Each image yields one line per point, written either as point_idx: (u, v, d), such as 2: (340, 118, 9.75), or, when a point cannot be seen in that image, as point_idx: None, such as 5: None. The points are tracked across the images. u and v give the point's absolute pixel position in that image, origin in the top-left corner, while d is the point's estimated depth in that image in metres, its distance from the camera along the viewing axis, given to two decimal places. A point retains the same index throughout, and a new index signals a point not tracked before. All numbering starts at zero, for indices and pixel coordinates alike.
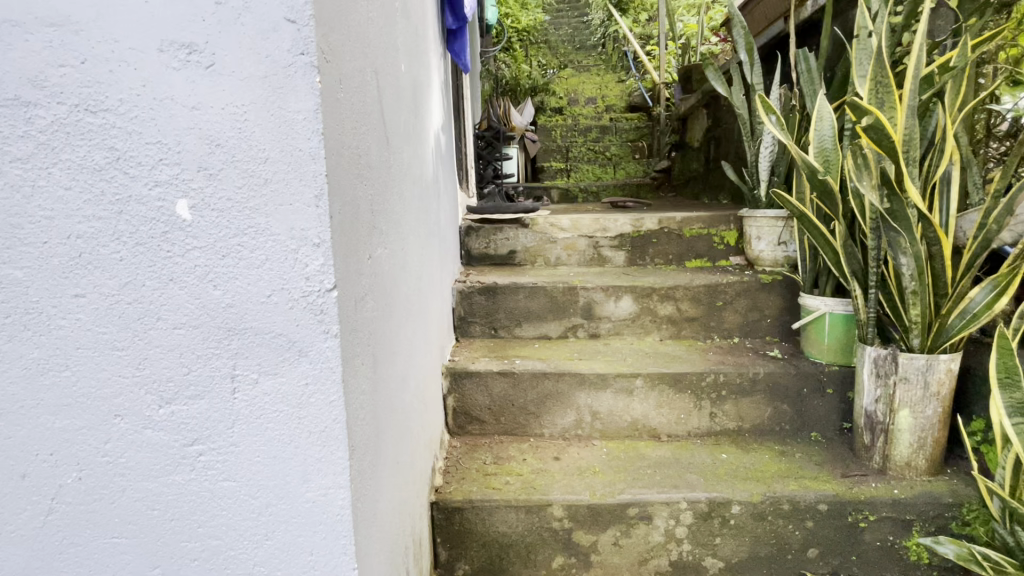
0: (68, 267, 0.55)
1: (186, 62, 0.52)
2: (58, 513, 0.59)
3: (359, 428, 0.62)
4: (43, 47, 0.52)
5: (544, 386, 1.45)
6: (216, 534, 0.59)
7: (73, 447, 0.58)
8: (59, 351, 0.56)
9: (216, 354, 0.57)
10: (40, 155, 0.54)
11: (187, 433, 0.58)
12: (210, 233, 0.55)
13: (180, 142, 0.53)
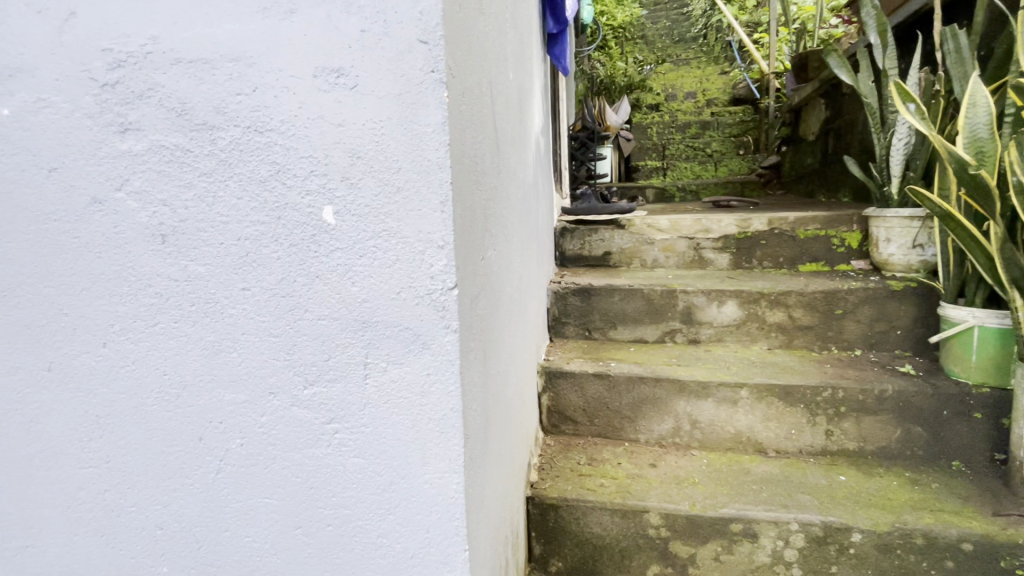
0: (238, 264, 0.65)
1: (334, 84, 0.59)
2: (225, 471, 0.70)
3: (471, 419, 0.66)
4: (224, 79, 0.62)
5: (641, 390, 1.42)
6: (346, 504, 0.66)
7: (237, 417, 0.68)
8: (229, 335, 0.66)
9: (352, 343, 0.63)
10: (220, 170, 0.64)
11: (326, 412, 0.65)
12: (350, 236, 0.61)
13: (327, 155, 0.61)
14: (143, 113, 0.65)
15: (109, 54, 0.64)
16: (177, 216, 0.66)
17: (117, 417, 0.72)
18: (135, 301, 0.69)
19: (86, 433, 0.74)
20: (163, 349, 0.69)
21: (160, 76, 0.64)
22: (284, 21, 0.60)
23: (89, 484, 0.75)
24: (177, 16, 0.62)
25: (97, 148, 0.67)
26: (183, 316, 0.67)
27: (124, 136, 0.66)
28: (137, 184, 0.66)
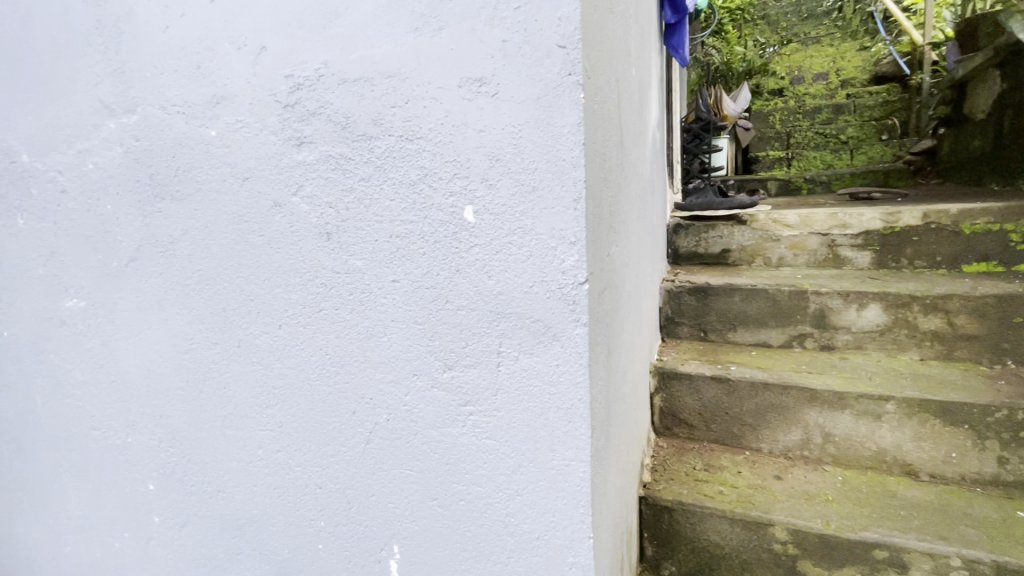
0: (390, 259, 0.73)
1: (477, 93, 0.64)
2: (373, 443, 0.78)
3: (597, 411, 0.68)
4: (381, 94, 0.70)
5: (765, 397, 1.33)
6: (478, 482, 0.72)
7: (385, 394, 0.76)
8: (380, 321, 0.75)
9: (487, 332, 0.68)
10: (376, 175, 0.72)
11: (461, 395, 0.71)
12: (488, 233, 0.66)
13: (469, 158, 0.66)
14: (315, 128, 0.75)
15: (290, 79, 0.75)
16: (340, 216, 0.75)
17: (289, 388, 0.84)
18: (305, 290, 0.80)
19: (265, 401, 0.87)
20: (326, 332, 0.79)
21: (329, 95, 0.73)
22: (435, 37, 0.66)
23: (266, 444, 0.88)
24: (344, 41, 0.71)
25: (278, 159, 0.78)
26: (343, 304, 0.77)
27: (300, 148, 0.77)
28: (309, 189, 0.77)
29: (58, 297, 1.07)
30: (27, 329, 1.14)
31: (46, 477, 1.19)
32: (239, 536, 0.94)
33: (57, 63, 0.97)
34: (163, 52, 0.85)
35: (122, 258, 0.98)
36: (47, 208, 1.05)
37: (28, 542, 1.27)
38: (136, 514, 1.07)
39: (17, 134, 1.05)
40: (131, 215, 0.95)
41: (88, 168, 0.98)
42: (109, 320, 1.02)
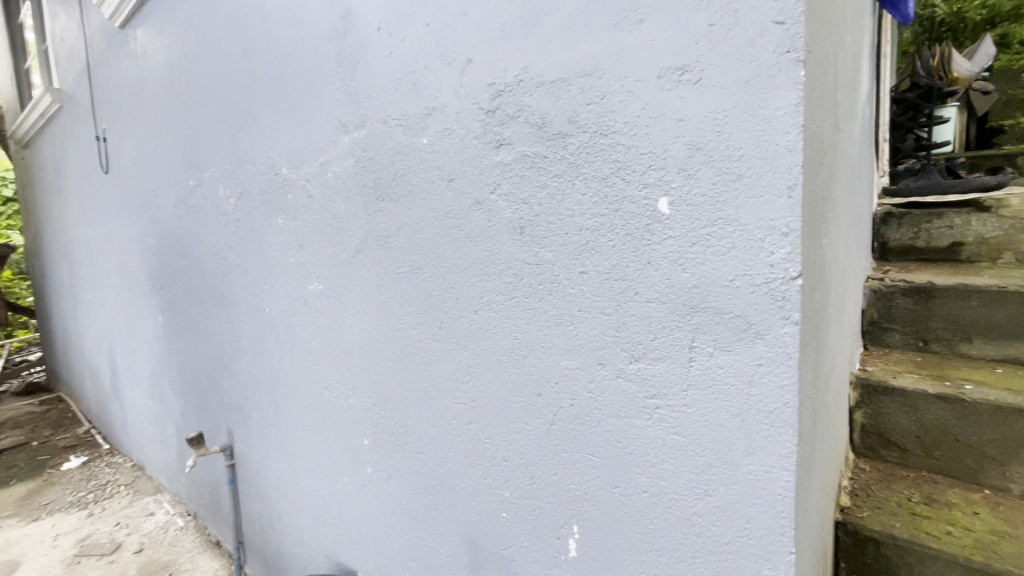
0: (579, 251, 0.75)
1: (678, 82, 0.63)
2: (557, 426, 0.83)
3: (804, 418, 0.62)
4: (578, 92, 0.72)
5: (1017, 426, 1.07)
6: (663, 476, 0.71)
7: (571, 381, 0.80)
8: (568, 310, 0.78)
9: (679, 326, 0.67)
10: (568, 171, 0.75)
11: (649, 388, 0.71)
12: (685, 225, 0.64)
13: (666, 149, 0.65)
14: (514, 130, 0.81)
15: (492, 87, 0.83)
16: (533, 211, 0.80)
17: (481, 368, 0.93)
18: (498, 280, 0.87)
19: (460, 377, 0.98)
20: (516, 318, 0.86)
21: (527, 98, 0.78)
22: (634, 30, 0.66)
23: (460, 416, 0.99)
24: (544, 46, 0.75)
25: (479, 161, 0.86)
26: (533, 293, 0.83)
27: (499, 149, 0.84)
28: (506, 187, 0.83)
29: (304, 282, 1.34)
30: (282, 307, 1.45)
31: (291, 425, 1.50)
32: (434, 494, 1.08)
33: (309, 93, 1.21)
34: (386, 74, 1.00)
35: (350, 250, 1.18)
36: (298, 211, 1.31)
37: (277, 474, 1.62)
38: (354, 464, 1.29)
39: (280, 153, 1.34)
40: (358, 214, 1.14)
41: (328, 177, 1.20)
42: (339, 301, 1.24)
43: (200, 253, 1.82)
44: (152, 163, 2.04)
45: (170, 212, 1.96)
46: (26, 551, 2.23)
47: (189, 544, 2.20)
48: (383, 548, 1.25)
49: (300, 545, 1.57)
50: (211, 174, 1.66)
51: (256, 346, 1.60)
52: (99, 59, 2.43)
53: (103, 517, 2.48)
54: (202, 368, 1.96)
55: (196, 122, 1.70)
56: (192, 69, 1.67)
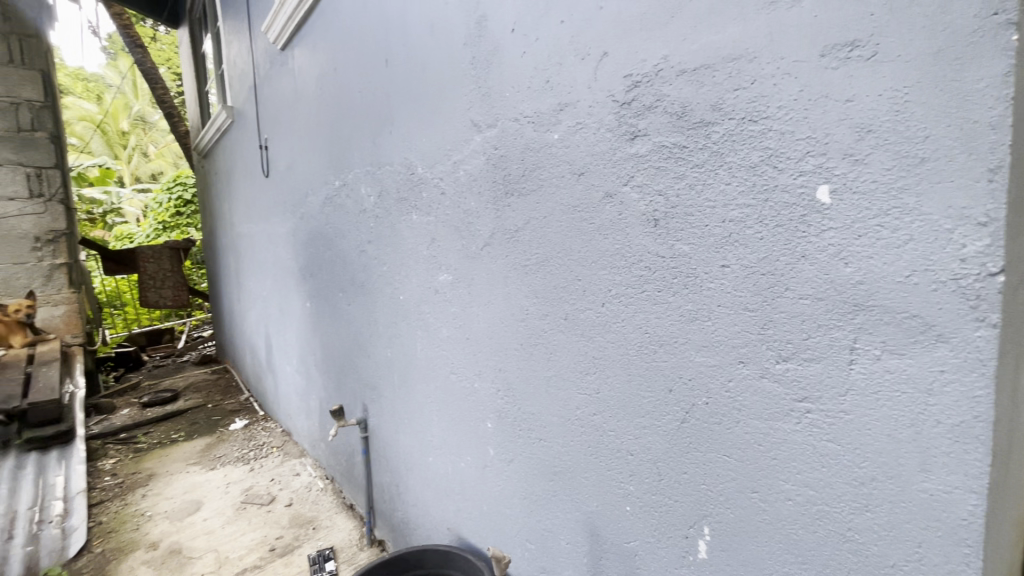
0: (720, 243, 0.73)
1: (846, 59, 0.58)
2: (689, 423, 0.81)
3: (1000, 436, 0.54)
4: (724, 78, 0.70)
5: None
6: (812, 486, 0.66)
7: (706, 378, 0.77)
8: (706, 306, 0.76)
9: (838, 326, 0.62)
10: (711, 160, 0.72)
11: (798, 390, 0.67)
12: (849, 216, 0.59)
13: (829, 133, 0.60)
14: (651, 121, 0.80)
15: (629, 78, 0.82)
16: (669, 203, 0.79)
17: (608, 360, 0.94)
18: (629, 272, 0.87)
19: (585, 368, 0.99)
20: (647, 312, 0.85)
21: (667, 88, 0.77)
22: (794, 7, 0.62)
23: (584, 407, 1.00)
24: (687, 32, 0.73)
25: (612, 154, 0.87)
26: (666, 286, 0.81)
27: (633, 141, 0.83)
28: (640, 179, 0.83)
29: (435, 273, 1.45)
30: (414, 295, 1.58)
31: (420, 405, 1.63)
32: (556, 481, 1.11)
33: (444, 96, 1.29)
34: (520, 73, 1.04)
35: (479, 244, 1.25)
36: (431, 207, 1.42)
37: (405, 448, 1.77)
38: (477, 444, 1.37)
39: (417, 153, 1.45)
40: (487, 209, 1.20)
41: (460, 174, 1.28)
42: (468, 291, 1.32)
43: (343, 246, 2.04)
44: (304, 167, 2.32)
45: (318, 210, 2.22)
46: (207, 494, 2.69)
47: (328, 504, 2.49)
48: (503, 527, 1.31)
49: (424, 515, 1.71)
50: (354, 175, 1.85)
51: (390, 331, 1.75)
52: (263, 78, 2.82)
53: (262, 472, 2.90)
54: (342, 349, 2.19)
55: (342, 129, 1.90)
56: (340, 81, 1.87)
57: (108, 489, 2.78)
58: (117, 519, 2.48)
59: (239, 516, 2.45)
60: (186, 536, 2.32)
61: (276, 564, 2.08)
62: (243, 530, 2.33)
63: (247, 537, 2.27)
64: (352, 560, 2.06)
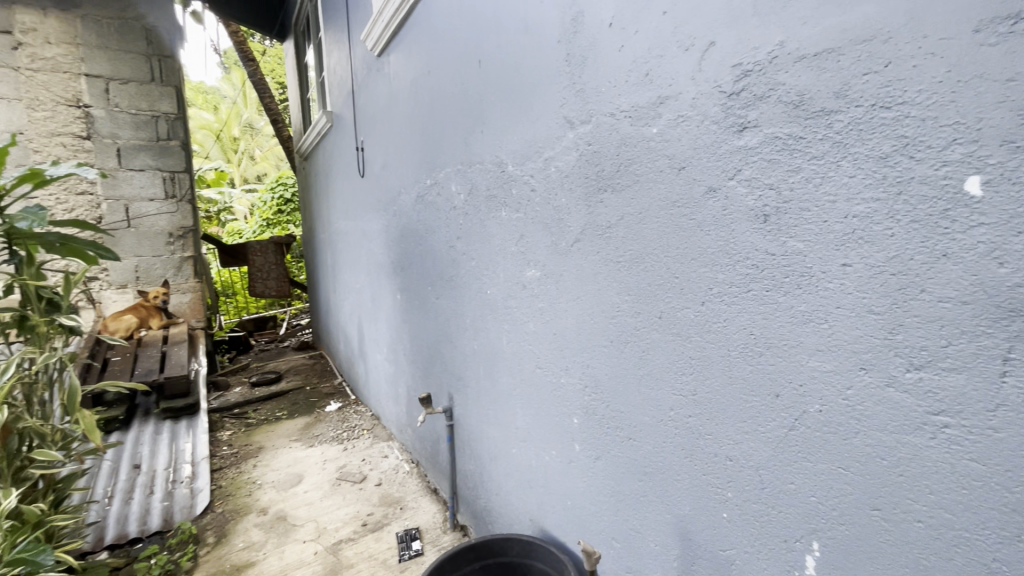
0: (842, 240, 0.68)
1: (1007, 35, 0.52)
2: (799, 431, 0.76)
3: None
4: (851, 62, 0.65)
5: None
6: (947, 508, 0.60)
7: (821, 384, 0.73)
8: (822, 307, 0.71)
9: (986, 333, 0.56)
10: (833, 152, 0.68)
11: (932, 402, 0.61)
12: (1005, 210, 0.53)
13: (982, 118, 0.54)
14: (762, 111, 0.76)
15: (738, 68, 0.79)
16: (782, 198, 0.75)
17: (706, 361, 0.91)
18: (733, 271, 0.83)
19: (681, 368, 0.97)
20: (753, 312, 0.81)
21: (782, 76, 0.73)
22: None
23: (679, 408, 0.98)
24: (808, 15, 0.69)
25: (717, 147, 0.83)
26: (776, 286, 0.77)
27: (742, 134, 0.79)
28: (748, 173, 0.79)
29: (524, 269, 1.47)
30: (501, 290, 1.61)
31: (505, 397, 1.67)
32: (645, 482, 1.09)
33: (537, 94, 1.31)
34: (617, 67, 1.03)
35: (569, 240, 1.25)
36: (521, 204, 1.45)
37: (489, 439, 1.83)
38: (563, 439, 1.38)
39: (508, 151, 1.48)
40: (579, 205, 1.20)
41: (551, 171, 1.29)
42: (556, 287, 1.33)
43: (433, 242, 2.14)
44: (398, 166, 2.45)
45: (410, 208, 2.34)
46: (308, 468, 2.94)
47: (414, 486, 2.63)
48: (588, 524, 1.31)
49: (507, 505, 1.75)
50: (445, 173, 1.93)
51: (477, 324, 1.81)
52: (361, 84, 3.00)
53: (354, 452, 3.11)
54: (430, 340, 2.30)
55: (435, 130, 1.98)
56: (433, 84, 1.95)
57: (226, 457, 3.12)
58: (234, 484, 2.78)
59: (335, 491, 2.65)
60: (290, 504, 2.56)
61: (367, 538, 2.24)
62: (339, 504, 2.53)
63: (342, 511, 2.46)
64: (436, 541, 2.16)
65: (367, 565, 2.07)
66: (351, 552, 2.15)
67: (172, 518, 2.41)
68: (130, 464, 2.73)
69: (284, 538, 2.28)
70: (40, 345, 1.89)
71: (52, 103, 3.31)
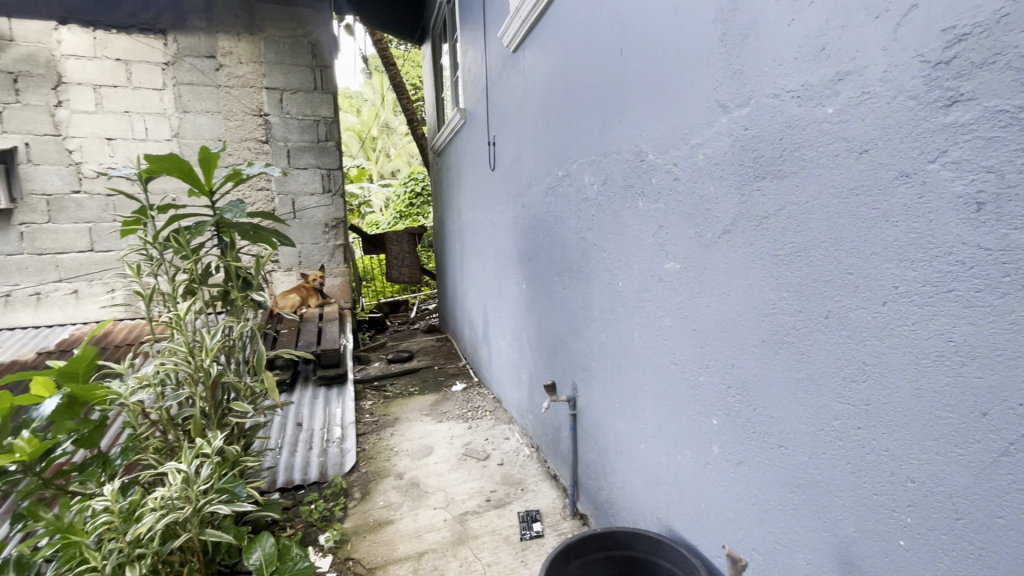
0: None
1: None
2: (1013, 458, 0.65)
3: None
4: None
5: None
6: None
7: None
8: None
9: None
10: None
11: None
12: None
13: None
14: (982, 81, 0.65)
15: (950, 32, 0.68)
16: (1005, 183, 0.63)
17: (884, 368, 0.81)
18: (929, 268, 0.73)
19: (849, 375, 0.87)
20: (954, 316, 0.70)
21: (1014, 36, 0.61)
22: None
23: (845, 418, 0.89)
24: None
25: (915, 126, 0.73)
26: (989, 286, 0.66)
27: (951, 109, 0.69)
28: (958, 154, 0.68)
29: (661, 261, 1.43)
30: (635, 282, 1.59)
31: (634, 391, 1.65)
32: (798, 494, 1.01)
33: (685, 78, 1.26)
34: (784, 43, 0.95)
35: (717, 231, 1.19)
36: (662, 193, 1.40)
37: (615, 431, 1.82)
38: (699, 439, 1.32)
39: (649, 140, 1.45)
40: (730, 194, 1.14)
41: (699, 159, 1.24)
42: (699, 281, 1.27)
43: (563, 232, 2.16)
44: (530, 159, 2.52)
45: (540, 199, 2.39)
46: (437, 442, 3.18)
47: (534, 470, 2.71)
48: (725, 531, 1.25)
49: (631, 500, 1.73)
50: (578, 164, 1.94)
51: (606, 316, 1.80)
52: (495, 80, 3.12)
53: (478, 431, 3.29)
54: (555, 329, 2.34)
55: (569, 122, 2.00)
56: (569, 76, 1.96)
57: (369, 424, 3.51)
58: (375, 449, 3.11)
59: (461, 465, 2.84)
60: (422, 473, 2.79)
61: (491, 513, 2.36)
62: (465, 478, 2.70)
63: (468, 485, 2.63)
64: (557, 526, 2.22)
65: (490, 538, 2.19)
66: (477, 524, 2.29)
67: (327, 471, 2.77)
68: (295, 421, 3.19)
69: (417, 502, 2.51)
70: (238, 314, 2.29)
71: (242, 114, 3.94)
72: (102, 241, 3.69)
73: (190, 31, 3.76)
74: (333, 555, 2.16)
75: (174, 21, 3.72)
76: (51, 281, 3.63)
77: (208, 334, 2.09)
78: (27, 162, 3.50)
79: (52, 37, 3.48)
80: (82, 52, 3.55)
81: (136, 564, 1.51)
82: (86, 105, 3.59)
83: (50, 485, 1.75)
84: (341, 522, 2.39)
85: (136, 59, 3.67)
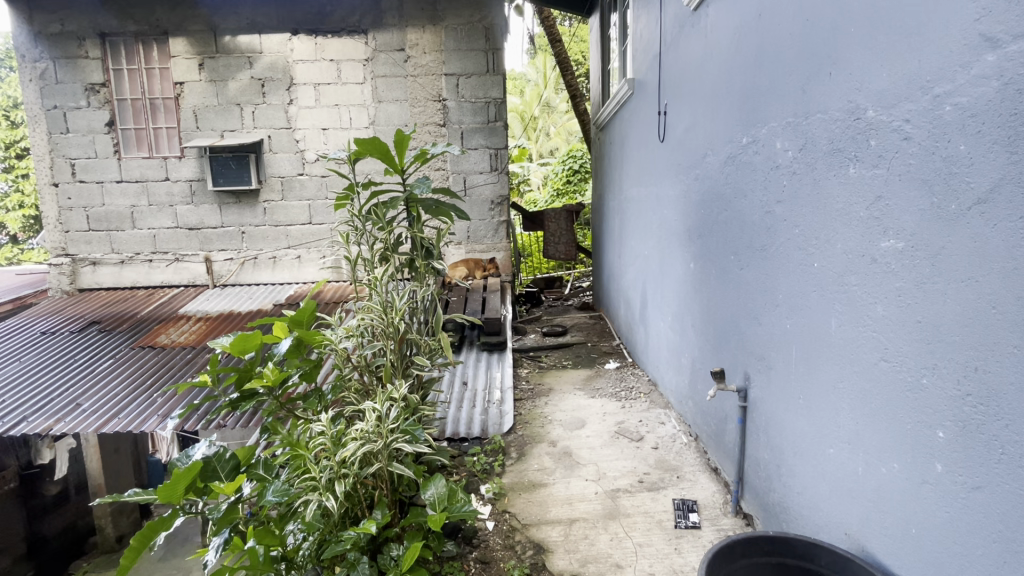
0: None
1: None
2: None
3: None
4: None
5: None
6: None
7: None
8: None
9: None
10: None
11: None
12: None
13: None
14: None
15: None
16: None
17: None
18: None
19: None
20: None
21: None
22: None
23: None
24: None
25: None
26: None
27: None
28: None
29: (876, 238, 1.21)
30: (837, 264, 1.37)
31: (825, 389, 1.45)
32: None
33: (931, 12, 1.03)
34: None
35: (964, 202, 0.97)
36: (884, 156, 1.18)
37: (795, 430, 1.62)
38: (915, 454, 1.11)
39: (868, 95, 1.23)
40: (993, 153, 0.91)
41: (944, 112, 1.01)
42: (928, 263, 1.05)
43: (744, 206, 1.96)
44: (707, 126, 2.32)
45: (717, 169, 2.20)
46: (589, 416, 3.20)
47: (692, 458, 2.58)
48: (947, 567, 1.04)
49: (812, 509, 1.54)
50: (769, 129, 1.73)
51: (795, 300, 1.60)
52: (670, 45, 2.92)
53: (631, 411, 3.24)
54: (728, 311, 2.15)
55: (760, 83, 1.79)
56: (765, 28, 1.74)
57: (525, 390, 3.69)
58: (530, 415, 3.26)
59: (614, 443, 2.83)
60: (575, 444, 2.85)
61: (644, 495, 2.32)
62: (618, 455, 2.69)
63: (621, 463, 2.61)
64: (716, 521, 2.10)
65: (643, 519, 2.16)
66: (629, 502, 2.28)
67: (488, 429, 2.98)
68: (461, 380, 3.50)
69: (570, 471, 2.58)
70: (421, 280, 2.57)
71: (425, 100, 4.33)
72: (318, 215, 4.45)
73: (386, 28, 4.24)
74: (492, 505, 2.36)
75: (373, 21, 4.24)
76: (283, 247, 4.50)
77: (398, 296, 2.39)
78: (269, 151, 4.35)
79: (287, 46, 4.23)
80: (307, 56, 4.25)
81: (343, 480, 1.81)
82: (309, 101, 4.31)
83: (285, 408, 2.19)
84: (499, 477, 2.58)
85: (345, 58, 4.27)
